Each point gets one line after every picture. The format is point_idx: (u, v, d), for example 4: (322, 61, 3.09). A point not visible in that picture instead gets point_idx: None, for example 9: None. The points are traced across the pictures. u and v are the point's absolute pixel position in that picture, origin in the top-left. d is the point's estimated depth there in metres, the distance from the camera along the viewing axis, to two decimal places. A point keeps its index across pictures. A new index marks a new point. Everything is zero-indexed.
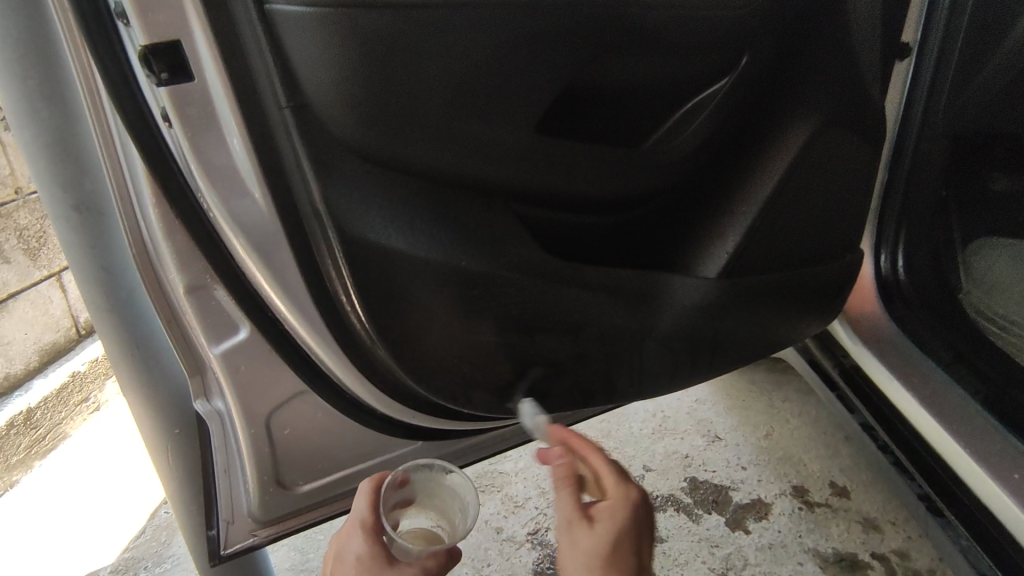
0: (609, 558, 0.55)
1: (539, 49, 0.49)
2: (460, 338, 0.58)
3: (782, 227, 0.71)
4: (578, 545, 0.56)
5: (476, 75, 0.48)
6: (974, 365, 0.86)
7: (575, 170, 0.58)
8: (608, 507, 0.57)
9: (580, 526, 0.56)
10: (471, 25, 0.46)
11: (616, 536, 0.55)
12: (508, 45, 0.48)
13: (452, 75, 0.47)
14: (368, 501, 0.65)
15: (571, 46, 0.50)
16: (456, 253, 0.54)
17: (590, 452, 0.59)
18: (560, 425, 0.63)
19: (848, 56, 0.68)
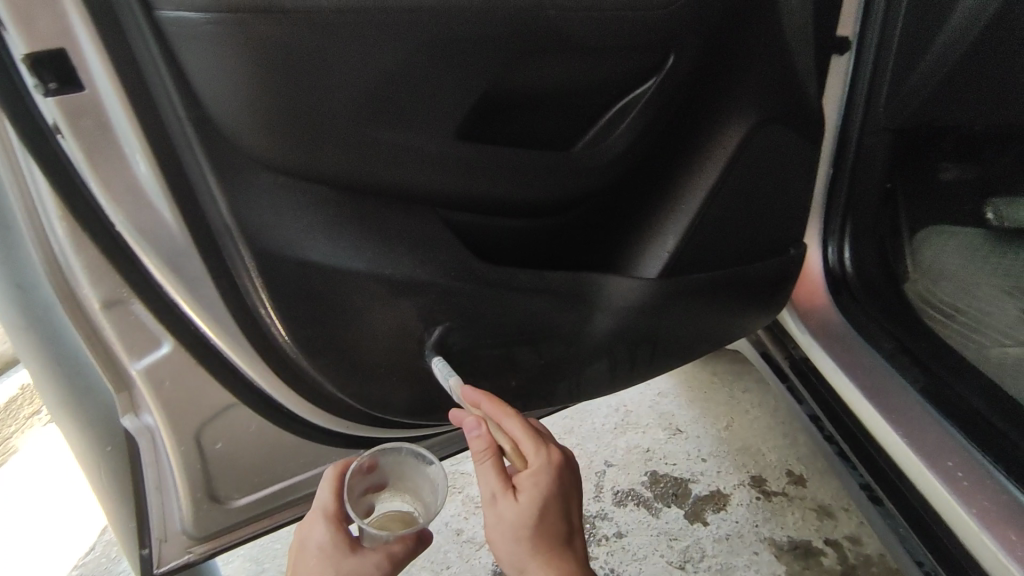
0: (538, 523, 0.52)
1: (454, 53, 0.48)
2: (387, 345, 0.58)
3: (720, 225, 0.71)
4: (500, 516, 0.53)
5: (388, 82, 0.47)
6: (913, 354, 0.88)
7: (503, 174, 0.57)
8: (534, 478, 0.53)
9: (503, 497, 0.53)
10: (379, 31, 0.45)
11: (543, 502, 0.52)
12: (419, 50, 0.47)
13: (363, 82, 0.46)
14: (331, 491, 0.63)
15: (488, 50, 0.49)
16: (380, 261, 0.54)
17: (509, 421, 0.54)
18: (469, 385, 0.56)
19: (780, 52, 0.68)
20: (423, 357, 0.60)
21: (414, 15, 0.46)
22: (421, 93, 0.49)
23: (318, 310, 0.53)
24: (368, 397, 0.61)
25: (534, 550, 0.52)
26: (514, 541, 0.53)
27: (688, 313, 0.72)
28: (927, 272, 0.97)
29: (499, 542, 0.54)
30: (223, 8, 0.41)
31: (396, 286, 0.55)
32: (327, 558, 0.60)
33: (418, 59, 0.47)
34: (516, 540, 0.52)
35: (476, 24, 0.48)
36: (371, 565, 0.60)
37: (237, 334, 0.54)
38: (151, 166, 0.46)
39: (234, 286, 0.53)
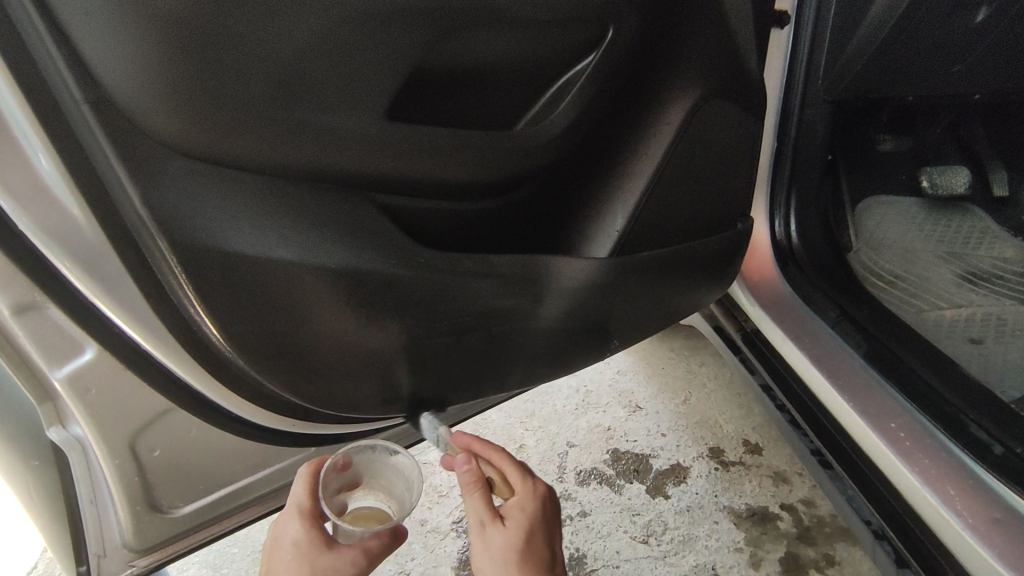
0: (521, 553, 0.58)
1: (381, 27, 0.45)
2: (332, 338, 0.55)
3: (667, 202, 0.71)
4: (492, 545, 0.59)
5: (311, 60, 0.44)
6: (857, 321, 0.90)
7: (444, 157, 0.56)
8: (520, 503, 0.61)
9: (494, 527, 0.60)
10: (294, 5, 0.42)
11: (527, 533, 0.59)
12: (342, 25, 0.44)
13: (280, 61, 0.43)
14: (306, 488, 0.62)
15: (417, 23, 0.47)
16: (314, 251, 0.51)
17: (494, 456, 0.64)
18: (463, 433, 0.66)
19: (721, 25, 0.68)
20: (368, 347, 0.58)
21: None
22: (347, 72, 0.46)
23: (251, 306, 0.51)
24: (314, 393, 0.59)
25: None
26: (500, 573, 0.58)
27: (638, 291, 0.71)
28: (867, 240, 1.09)
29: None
30: None
31: (334, 278, 0.52)
32: (302, 554, 0.59)
33: (340, 35, 0.44)
34: (502, 574, 0.58)
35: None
36: (347, 561, 0.59)
37: (167, 336, 0.51)
38: (55, 162, 0.42)
39: (159, 285, 0.49)
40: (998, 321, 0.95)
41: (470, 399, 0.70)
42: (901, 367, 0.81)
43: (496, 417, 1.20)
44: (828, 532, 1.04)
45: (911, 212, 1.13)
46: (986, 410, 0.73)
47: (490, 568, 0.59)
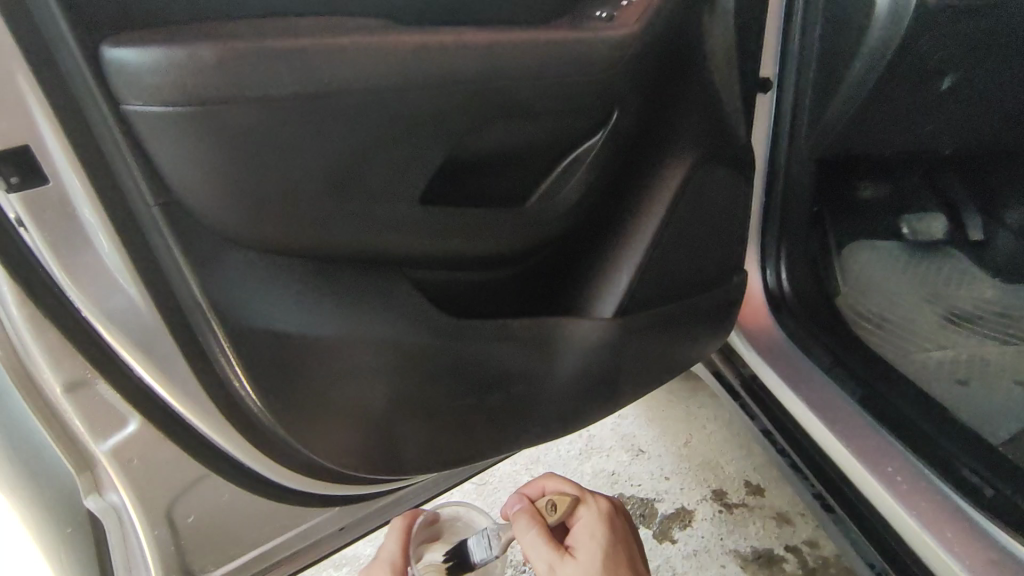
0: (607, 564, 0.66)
1: (415, 125, 0.50)
2: (362, 404, 0.59)
3: (668, 262, 0.76)
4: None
5: (356, 158, 0.49)
6: (849, 366, 0.94)
7: (465, 231, 0.60)
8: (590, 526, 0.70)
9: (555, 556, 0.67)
10: (335, 111, 0.46)
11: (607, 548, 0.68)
12: (381, 124, 0.49)
13: (328, 161, 0.48)
14: (398, 541, 0.74)
15: (446, 121, 0.52)
16: (349, 326, 0.55)
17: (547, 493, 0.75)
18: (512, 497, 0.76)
19: (712, 102, 0.74)
20: (396, 411, 0.61)
21: (374, 94, 0.48)
22: (381, 164, 0.50)
23: (289, 379, 0.54)
24: (343, 457, 0.61)
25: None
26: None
27: (643, 346, 0.76)
28: (855, 282, 1.20)
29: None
30: (190, 102, 0.43)
31: (365, 347, 0.56)
32: None
33: (375, 133, 0.49)
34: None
35: (431, 96, 0.50)
36: None
37: (209, 407, 0.54)
38: (111, 241, 0.46)
39: (206, 360, 0.52)
40: (979, 361, 1.08)
41: (489, 457, 0.72)
42: (896, 414, 0.85)
43: (503, 464, 1.23)
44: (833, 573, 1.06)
45: (893, 254, 1.26)
46: (978, 456, 0.77)
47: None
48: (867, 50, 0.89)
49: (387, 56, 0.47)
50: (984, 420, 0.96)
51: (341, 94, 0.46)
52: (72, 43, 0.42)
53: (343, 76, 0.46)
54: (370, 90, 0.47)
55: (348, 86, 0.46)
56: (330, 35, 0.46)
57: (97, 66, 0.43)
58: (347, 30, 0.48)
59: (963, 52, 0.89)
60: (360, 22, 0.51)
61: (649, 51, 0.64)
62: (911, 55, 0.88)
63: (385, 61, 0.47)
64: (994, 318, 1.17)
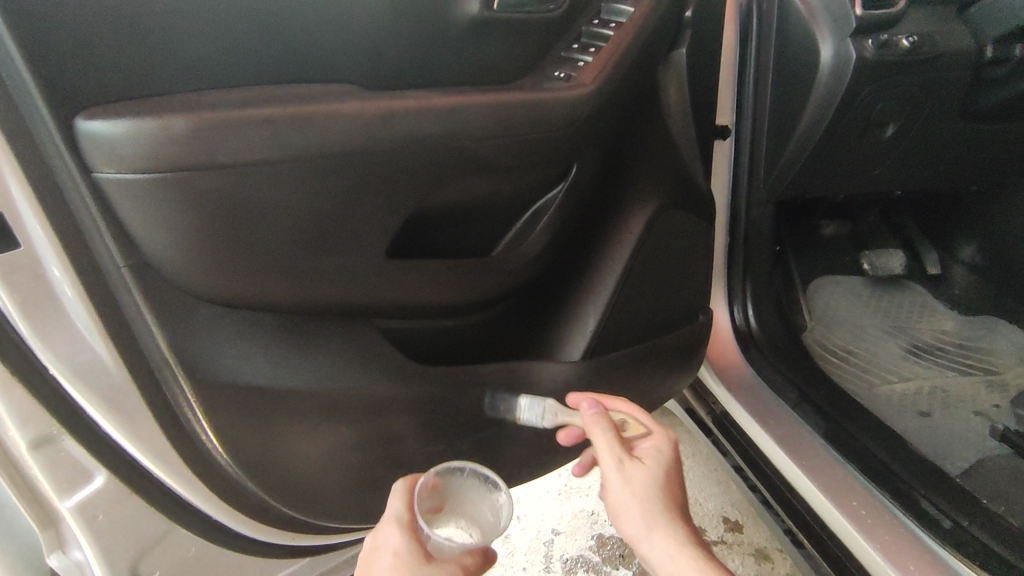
0: (663, 490, 0.63)
1: (377, 185, 0.53)
2: (333, 451, 0.60)
3: (633, 304, 0.79)
4: (634, 479, 0.62)
5: (321, 219, 0.52)
6: (815, 401, 0.96)
7: (433, 282, 0.63)
8: (653, 444, 0.66)
9: (633, 462, 0.63)
10: (302, 173, 0.49)
11: (663, 474, 0.63)
12: (347, 185, 0.51)
13: (297, 222, 0.51)
14: (404, 501, 0.59)
15: (409, 179, 0.55)
16: (325, 376, 0.58)
17: (613, 401, 0.71)
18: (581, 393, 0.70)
19: (668, 152, 0.80)
20: (369, 457, 0.62)
21: (340, 157, 0.50)
22: (349, 220, 0.53)
23: (257, 430, 0.55)
24: (313, 509, 0.61)
25: (652, 497, 0.61)
26: (650, 494, 0.62)
27: (612, 387, 0.78)
28: (822, 318, 1.25)
29: (622, 507, 0.62)
30: (156, 167, 0.45)
31: (335, 394, 0.58)
32: (403, 566, 0.54)
33: (342, 192, 0.51)
34: (647, 495, 0.61)
35: (395, 157, 0.53)
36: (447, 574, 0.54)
37: (177, 460, 0.55)
38: (78, 292, 0.47)
39: (174, 413, 0.54)
40: (942, 394, 1.11)
41: None
42: (857, 446, 0.87)
43: None
44: None
45: (858, 287, 1.31)
46: (935, 487, 0.79)
47: (644, 491, 0.61)
48: (813, 104, 0.95)
49: (352, 120, 0.50)
50: (946, 452, 0.99)
51: (309, 157, 0.49)
52: (47, 116, 0.45)
53: (311, 141, 0.49)
54: (335, 152, 0.50)
55: (316, 149, 0.49)
56: (302, 102, 0.49)
57: (71, 136, 0.46)
58: (316, 96, 0.51)
59: (903, 104, 0.95)
60: (329, 89, 0.54)
61: (607, 108, 0.67)
62: (853, 108, 0.94)
63: (350, 124, 0.50)
64: (956, 350, 1.21)
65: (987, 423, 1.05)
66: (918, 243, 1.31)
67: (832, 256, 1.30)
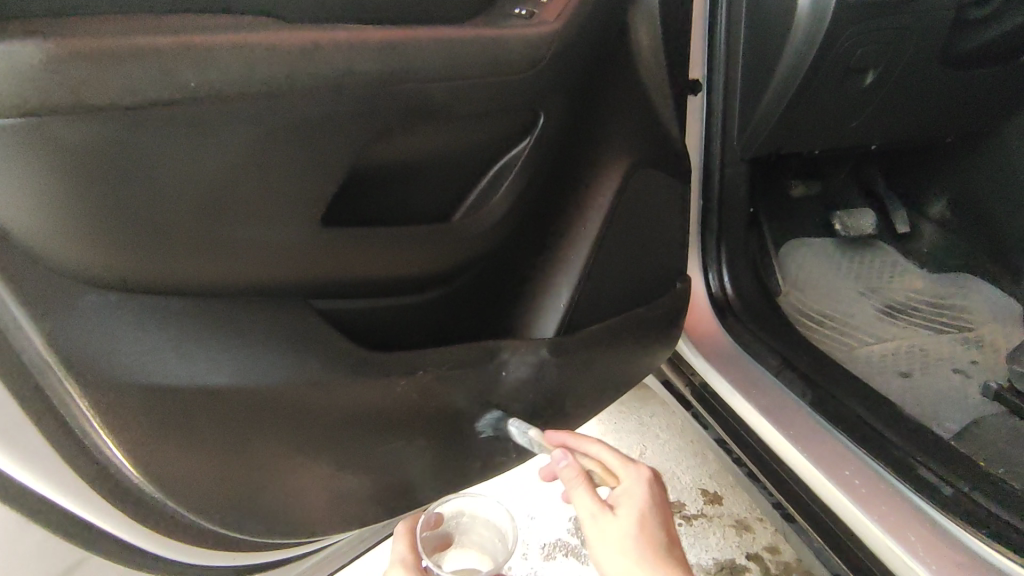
0: (648, 537, 0.57)
1: (316, 136, 0.48)
2: (268, 454, 0.51)
3: (608, 272, 0.72)
4: (613, 535, 0.58)
5: (241, 169, 0.45)
6: (798, 367, 0.91)
7: (382, 258, 0.57)
8: (627, 490, 0.60)
9: (604, 516, 0.58)
10: (214, 116, 0.43)
11: (642, 516, 0.58)
12: (267, 135, 0.45)
13: (202, 179, 0.44)
14: (406, 542, 0.79)
15: (350, 129, 0.49)
16: (251, 368, 0.50)
17: (592, 445, 0.63)
18: (553, 430, 0.64)
19: (642, 102, 0.72)
20: (320, 459, 0.55)
21: (261, 105, 0.44)
22: (278, 172, 0.47)
23: (175, 436, 0.46)
24: (247, 523, 0.52)
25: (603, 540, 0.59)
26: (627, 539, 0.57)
27: (589, 364, 0.71)
28: (796, 282, 1.22)
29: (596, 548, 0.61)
30: (15, 112, 0.37)
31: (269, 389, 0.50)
32: None
33: (264, 140, 0.45)
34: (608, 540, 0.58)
35: (337, 102, 0.47)
36: None
37: (75, 481, 0.46)
38: None
39: (62, 425, 0.44)
40: (921, 353, 1.09)
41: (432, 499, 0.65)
42: (845, 413, 0.82)
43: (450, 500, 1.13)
44: None
45: (828, 249, 1.29)
46: (929, 452, 0.74)
47: (612, 541, 0.58)
48: (791, 50, 0.87)
49: (273, 56, 0.44)
50: (934, 412, 0.96)
51: (221, 96, 0.42)
52: None
53: (223, 73, 0.42)
54: (249, 94, 0.43)
55: (229, 91, 0.43)
56: (201, 34, 0.43)
57: None
58: (222, 28, 0.44)
59: (883, 48, 0.89)
60: (247, 26, 0.45)
61: (573, 51, 0.61)
62: (833, 55, 0.87)
63: (271, 60, 0.44)
64: (930, 308, 1.19)
65: (967, 381, 1.02)
66: (888, 201, 1.29)
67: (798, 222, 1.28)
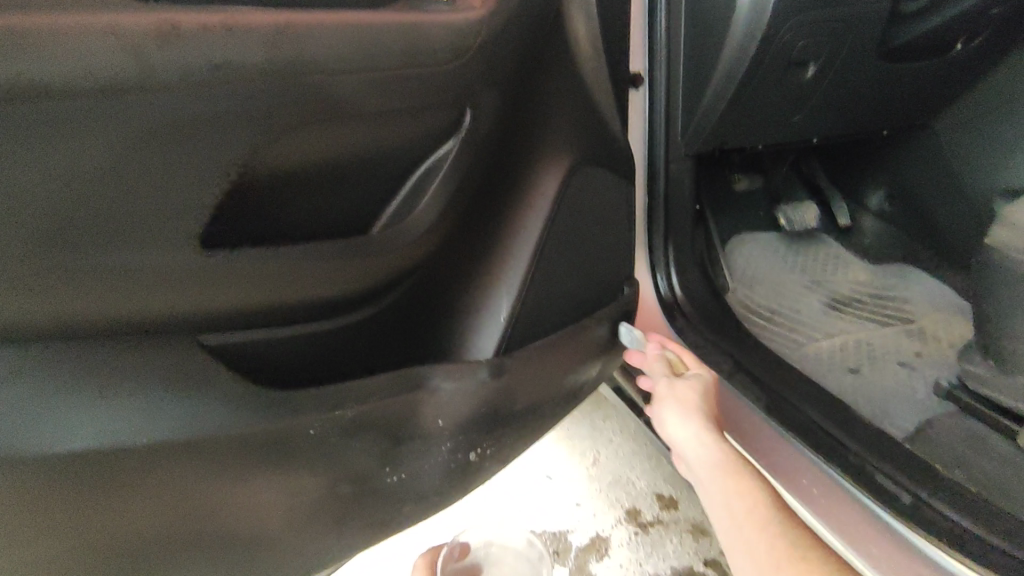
0: (699, 410, 0.71)
1: (198, 138, 0.43)
2: (148, 504, 0.46)
3: (551, 279, 0.67)
4: (679, 401, 0.72)
5: (106, 176, 0.41)
6: (750, 370, 0.88)
7: (290, 279, 0.52)
8: (692, 377, 0.73)
9: (677, 391, 0.73)
10: (61, 134, 0.39)
11: (700, 395, 0.72)
12: (139, 137, 0.41)
13: (55, 190, 0.40)
14: (426, 573, 0.78)
15: (243, 132, 0.45)
16: (119, 409, 0.44)
17: (671, 343, 0.76)
18: (654, 334, 0.78)
19: (583, 97, 0.66)
20: (222, 508, 0.49)
21: (129, 101, 0.40)
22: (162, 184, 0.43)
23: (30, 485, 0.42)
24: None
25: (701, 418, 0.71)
26: (682, 410, 0.72)
27: (535, 382, 0.65)
28: (743, 279, 1.21)
29: (673, 423, 0.72)
30: None
31: (141, 442, 0.44)
32: None
33: (133, 151, 0.41)
34: (688, 412, 0.71)
35: (222, 103, 0.43)
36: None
37: None
38: None
39: None
40: (866, 347, 1.08)
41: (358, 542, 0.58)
42: (800, 418, 0.79)
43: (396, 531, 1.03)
44: None
45: (773, 243, 1.28)
46: (885, 456, 0.71)
47: (668, 410, 0.72)
48: (732, 44, 0.84)
49: (135, 67, 0.39)
50: (883, 411, 0.95)
51: (76, 107, 0.38)
52: None
53: (72, 84, 0.38)
54: (113, 97, 0.39)
55: (83, 93, 0.38)
56: (48, 25, 0.38)
57: None
58: (77, 18, 0.39)
59: (826, 40, 0.86)
60: (116, 33, 0.39)
61: (502, 42, 0.56)
62: (774, 46, 0.83)
63: (136, 71, 0.40)
64: (872, 300, 1.19)
65: (914, 374, 1.01)
66: (828, 194, 1.29)
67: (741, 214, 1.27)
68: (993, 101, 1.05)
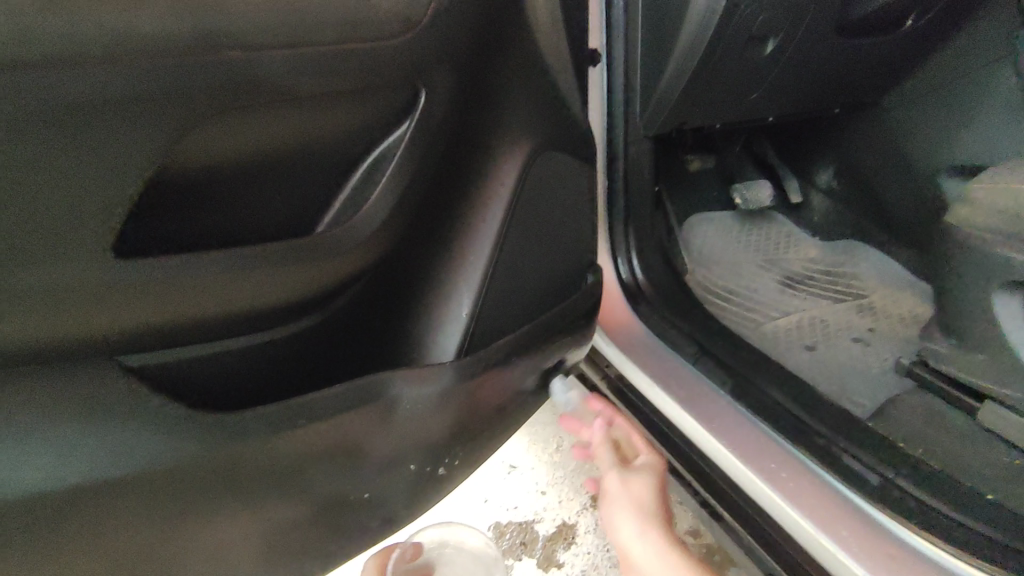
0: (653, 503, 0.75)
1: (100, 125, 0.37)
2: (77, 543, 0.41)
3: (514, 272, 0.63)
4: (631, 487, 0.77)
5: None
6: (715, 354, 0.87)
7: (226, 287, 0.46)
8: (648, 459, 0.80)
9: (635, 482, 0.77)
10: None
11: (658, 476, 0.77)
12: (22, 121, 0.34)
13: None
14: None
15: (158, 119, 0.38)
16: (32, 449, 0.38)
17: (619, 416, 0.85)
18: (596, 399, 0.87)
19: (544, 76, 0.62)
20: (158, 543, 0.44)
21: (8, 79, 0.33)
22: (66, 178, 0.37)
23: None
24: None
25: (655, 521, 0.74)
26: (636, 513, 0.75)
27: (503, 382, 0.61)
28: (699, 258, 1.22)
29: (626, 525, 0.75)
30: None
31: (52, 480, 0.39)
32: None
33: (20, 143, 0.35)
34: (641, 513, 0.75)
35: (126, 81, 0.36)
36: None
37: None
38: None
39: None
40: (821, 324, 1.09)
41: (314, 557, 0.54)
42: (767, 403, 0.78)
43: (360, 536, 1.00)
44: (718, 560, 0.93)
45: (728, 223, 1.30)
46: (852, 437, 0.71)
47: (621, 515, 0.75)
48: (691, 20, 0.81)
49: (23, 39, 0.33)
50: (841, 388, 0.96)
51: None
52: None
53: None
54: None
55: None
56: None
57: None
58: None
59: (785, 17, 0.83)
60: None
61: (457, 13, 0.51)
62: (735, 23, 0.80)
63: (25, 43, 0.33)
64: (823, 277, 1.20)
65: (867, 349, 1.03)
66: (781, 171, 1.30)
67: (696, 195, 1.28)
68: (946, 74, 1.04)
